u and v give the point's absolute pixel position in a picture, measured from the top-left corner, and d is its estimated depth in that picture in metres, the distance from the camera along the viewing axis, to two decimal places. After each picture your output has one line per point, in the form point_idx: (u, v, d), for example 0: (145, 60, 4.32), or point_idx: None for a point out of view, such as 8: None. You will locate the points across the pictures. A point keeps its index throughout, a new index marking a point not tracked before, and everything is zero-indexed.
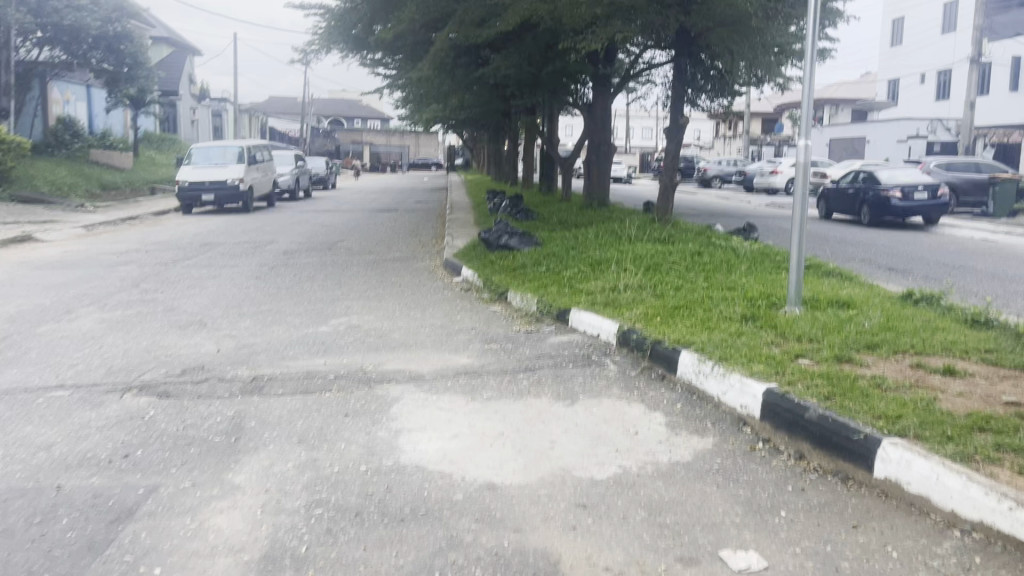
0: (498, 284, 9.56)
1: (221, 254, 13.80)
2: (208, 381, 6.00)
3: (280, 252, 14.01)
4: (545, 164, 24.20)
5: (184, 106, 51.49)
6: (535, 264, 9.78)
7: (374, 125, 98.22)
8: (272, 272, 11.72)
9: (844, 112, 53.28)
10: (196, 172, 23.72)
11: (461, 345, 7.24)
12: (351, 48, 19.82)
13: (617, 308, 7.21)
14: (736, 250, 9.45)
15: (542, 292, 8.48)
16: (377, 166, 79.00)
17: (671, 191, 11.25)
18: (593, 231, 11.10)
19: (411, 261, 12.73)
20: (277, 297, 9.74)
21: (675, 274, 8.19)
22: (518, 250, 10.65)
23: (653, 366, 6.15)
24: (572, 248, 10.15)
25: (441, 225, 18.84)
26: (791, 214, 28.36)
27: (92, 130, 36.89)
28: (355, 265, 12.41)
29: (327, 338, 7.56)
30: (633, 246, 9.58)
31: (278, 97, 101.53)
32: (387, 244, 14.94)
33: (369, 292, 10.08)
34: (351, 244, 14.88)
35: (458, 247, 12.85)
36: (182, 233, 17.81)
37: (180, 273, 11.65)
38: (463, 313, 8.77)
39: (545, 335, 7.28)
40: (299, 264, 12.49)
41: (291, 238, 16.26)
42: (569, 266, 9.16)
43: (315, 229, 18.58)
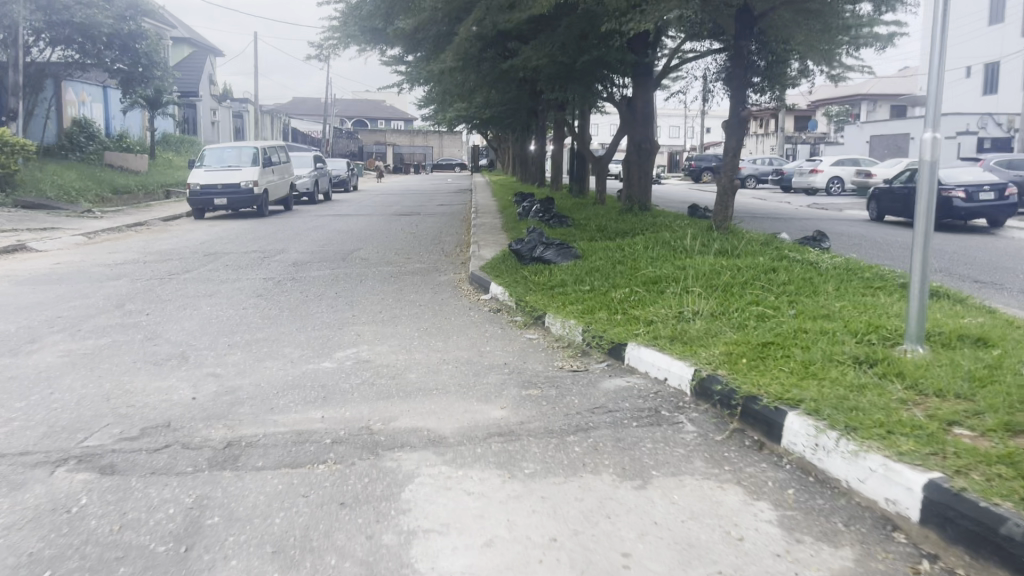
0: (533, 305, 8.16)
1: (225, 266, 12.55)
2: (168, 449, 4.65)
3: (289, 263, 12.70)
4: (577, 165, 22.76)
5: (204, 107, 50.62)
6: (576, 281, 8.37)
7: (398, 126, 97.32)
8: (277, 289, 10.42)
9: (883, 109, 51.25)
10: (208, 175, 22.55)
11: (491, 389, 5.82)
12: (370, 42, 18.54)
13: (686, 343, 5.78)
14: (816, 267, 7.98)
15: (589, 318, 7.06)
16: (400, 167, 77.91)
17: (730, 194, 9.78)
18: (640, 242, 9.67)
19: (433, 275, 11.36)
20: (277, 321, 8.40)
21: (752, 298, 6.74)
22: (556, 264, 9.24)
23: (744, 430, 4.71)
24: (619, 262, 8.74)
25: (465, 231, 17.49)
26: (836, 215, 26.67)
27: (108, 132, 36.00)
28: (371, 280, 11.05)
29: (328, 380, 6.19)
30: (694, 262, 8.14)
31: (301, 99, 101.10)
32: (407, 254, 13.59)
33: (383, 314, 8.71)
34: (368, 254, 13.55)
35: (484, 258, 11.47)
36: (190, 241, 16.63)
37: (174, 290, 10.36)
38: (493, 343, 7.39)
39: (597, 378, 5.86)
40: (308, 278, 11.17)
41: (304, 247, 14.98)
42: (619, 286, 7.74)
43: (331, 236, 17.31)
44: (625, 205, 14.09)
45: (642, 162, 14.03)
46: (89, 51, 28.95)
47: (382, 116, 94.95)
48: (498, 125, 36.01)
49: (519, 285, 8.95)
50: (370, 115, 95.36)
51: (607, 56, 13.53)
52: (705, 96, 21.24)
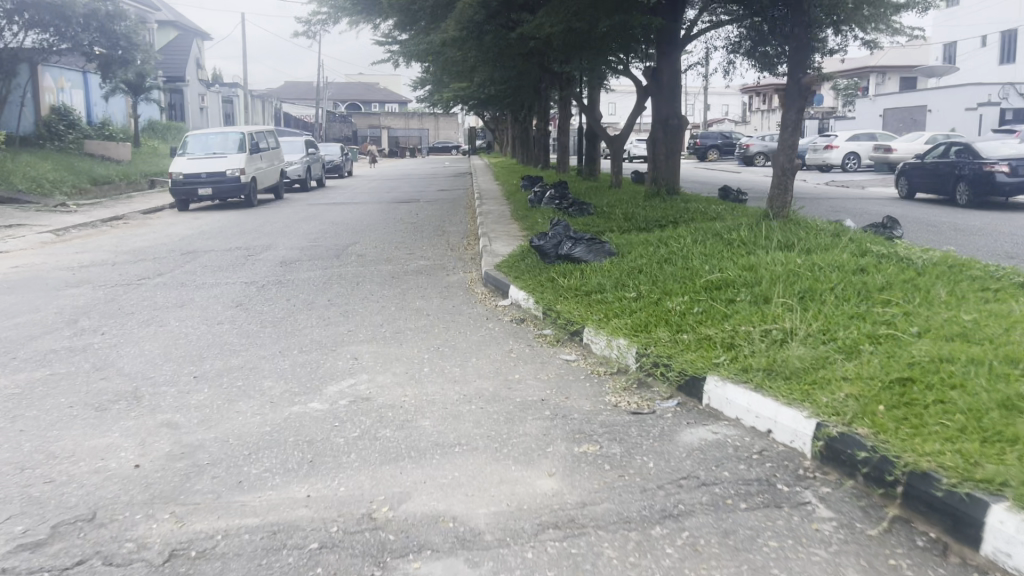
0: (568, 315, 6.73)
1: (204, 267, 11.08)
2: (83, 567, 3.22)
3: (276, 263, 11.26)
4: (587, 146, 21.25)
5: (192, 92, 48.88)
6: (618, 284, 6.95)
7: (393, 109, 95.59)
8: (261, 295, 8.98)
9: (893, 81, 49.70)
10: (192, 163, 20.99)
11: (531, 444, 4.39)
12: (363, 15, 16.95)
13: (791, 379, 4.37)
14: (911, 263, 6.55)
15: (645, 336, 5.65)
16: (396, 150, 76.20)
17: (789, 175, 8.31)
18: (686, 235, 8.24)
19: (440, 275, 9.94)
20: (257, 341, 6.97)
21: (854, 310, 5.31)
22: (588, 264, 7.82)
23: (911, 519, 3.29)
24: (667, 260, 7.32)
25: (470, 220, 16.03)
26: (860, 193, 25.21)
27: (90, 119, 34.38)
28: (370, 282, 9.60)
29: (318, 430, 4.77)
30: (761, 261, 6.71)
31: (293, 84, 99.21)
32: (410, 249, 12.12)
33: (384, 329, 7.26)
34: (366, 250, 12.09)
35: (498, 254, 10.04)
36: (170, 236, 15.16)
37: (140, 300, 8.92)
38: (522, 368, 5.98)
39: (670, 427, 4.44)
40: (297, 282, 9.73)
41: (294, 242, 13.50)
42: (675, 293, 6.32)
43: (323, 227, 15.85)
44: (650, 188, 12.63)
45: (670, 141, 12.55)
46: (65, 34, 27.32)
47: (376, 99, 93.01)
48: (498, 106, 34.37)
49: (546, 289, 7.54)
50: (364, 98, 93.38)
51: (632, 25, 11.99)
52: (725, 69, 19.73)
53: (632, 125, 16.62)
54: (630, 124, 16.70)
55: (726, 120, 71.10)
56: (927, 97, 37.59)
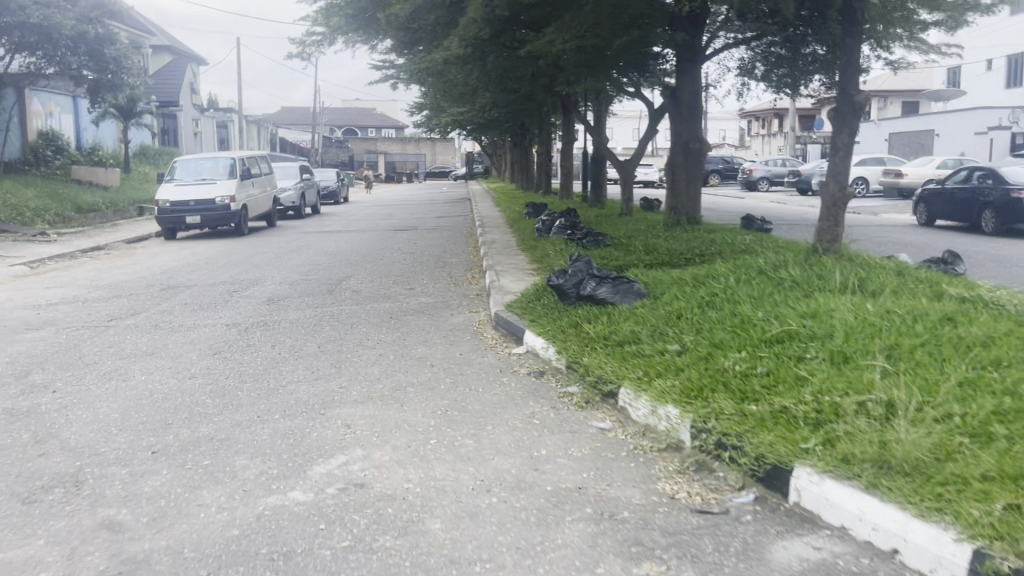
0: (599, 370, 5.73)
1: (182, 306, 10.05)
2: None
3: (263, 300, 10.26)
4: (592, 171, 20.34)
5: (185, 117, 48.08)
6: (655, 332, 5.97)
7: (389, 134, 95.14)
8: (243, 341, 7.96)
9: (895, 105, 49.22)
10: (179, 190, 20.02)
11: (576, 564, 3.35)
12: (359, 34, 16.11)
13: (913, 476, 3.38)
14: (1003, 311, 5.55)
15: (701, 403, 4.65)
16: (393, 175, 75.42)
17: (840, 205, 7.34)
18: (724, 272, 7.25)
19: (443, 315, 8.95)
20: (234, 401, 5.97)
21: (961, 374, 4.32)
22: (615, 306, 6.83)
23: None
24: (709, 303, 6.34)
25: (473, 250, 15.07)
26: (874, 218, 24.30)
27: (79, 145, 33.48)
28: (366, 324, 8.59)
29: (299, 536, 3.74)
30: (825, 307, 5.74)
31: (290, 109, 98.87)
32: (410, 284, 11.13)
33: (382, 386, 6.24)
34: (362, 286, 11.08)
35: (507, 291, 9.07)
36: (152, 269, 14.15)
37: (107, 346, 7.90)
38: (548, 440, 4.97)
39: (756, 539, 3.43)
40: (284, 324, 8.73)
41: (284, 275, 12.49)
42: (728, 348, 5.34)
43: (316, 258, 14.87)
44: (668, 218, 11.69)
45: (690, 166, 11.61)
46: (52, 57, 26.44)
47: (372, 124, 92.48)
48: (497, 130, 33.53)
49: (569, 336, 6.54)
50: (360, 123, 92.86)
51: (649, 41, 11.07)
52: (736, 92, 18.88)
53: (643, 150, 15.72)
54: (642, 148, 15.79)
55: (726, 145, 70.53)
56: (935, 120, 36.90)
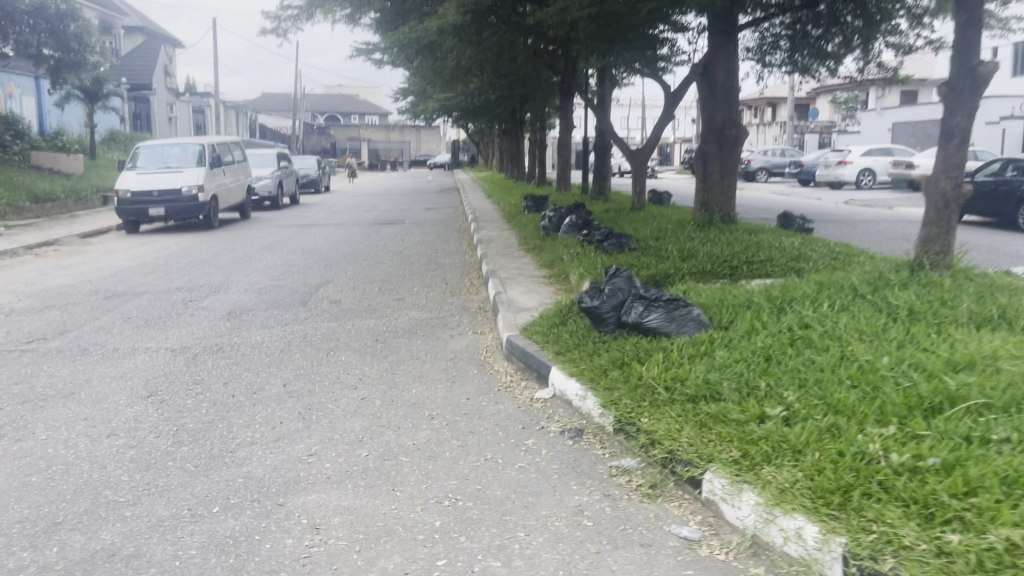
0: (669, 437, 4.13)
1: (124, 320, 8.35)
2: None
3: (224, 315, 8.56)
4: (595, 161, 18.72)
5: (159, 101, 45.98)
6: (741, 383, 4.40)
7: (373, 121, 93.12)
8: (189, 374, 6.27)
9: (895, 95, 48.08)
10: (141, 178, 18.16)
11: None
12: (342, 6, 14.40)
13: None
14: None
15: (855, 518, 3.06)
16: (376, 163, 73.58)
17: (949, 210, 5.79)
18: (804, 292, 5.69)
19: (439, 337, 7.33)
20: (160, 480, 4.30)
21: None
22: (673, 339, 5.23)
23: None
24: (804, 341, 4.78)
25: (469, 249, 13.44)
26: (891, 213, 22.85)
27: (42, 129, 31.47)
28: (345, 350, 6.94)
29: None
30: (978, 351, 4.22)
31: (270, 95, 96.61)
32: (400, 294, 9.48)
33: (365, 454, 4.58)
34: (344, 295, 9.42)
35: (519, 307, 7.46)
36: (102, 268, 12.39)
37: (14, 381, 6.18)
38: (611, 563, 3.35)
39: None
40: (245, 348, 7.07)
41: (251, 279, 10.81)
42: (860, 417, 3.78)
43: (290, 257, 13.16)
44: (699, 216, 10.14)
45: (724, 155, 10.00)
46: (9, 34, 24.53)
47: (355, 110, 90.44)
48: (487, 116, 31.82)
49: (614, 383, 4.93)
50: (343, 110, 90.81)
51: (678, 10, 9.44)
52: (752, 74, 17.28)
53: (657, 138, 14.10)
54: (655, 136, 14.17)
55: None
56: None
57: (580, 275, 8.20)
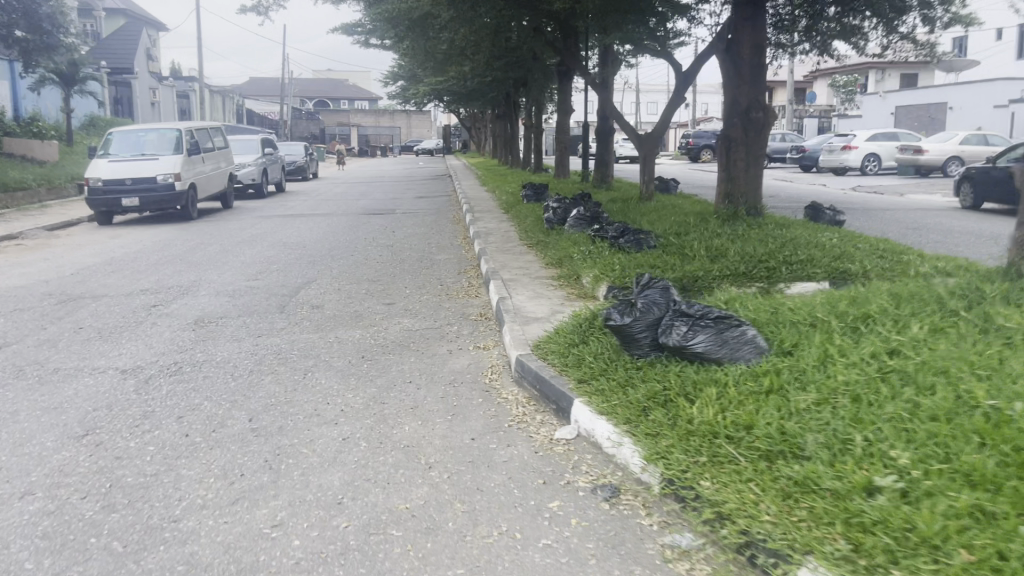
0: (744, 510, 3.15)
1: (75, 331, 7.31)
2: None
3: (190, 323, 7.52)
4: (597, 147, 17.69)
5: (142, 86, 44.62)
6: (828, 434, 3.43)
7: (363, 106, 91.73)
8: (138, 404, 5.24)
9: (894, 77, 47.27)
10: (114, 166, 17.01)
11: None
12: None
13: None
14: None
15: None
16: (366, 149, 72.38)
17: None
18: (879, 306, 4.71)
19: (437, 351, 6.35)
20: (77, 569, 3.27)
21: None
22: (729, 369, 4.25)
23: None
24: (898, 374, 3.82)
25: (465, 244, 12.44)
26: (903, 199, 21.97)
27: (16, 114, 30.14)
28: (325, 370, 5.92)
29: None
30: None
31: (258, 80, 94.98)
32: (390, 297, 8.46)
33: (344, 526, 3.58)
34: (327, 300, 8.39)
35: (527, 317, 6.46)
36: (64, 266, 11.32)
37: None
38: None
39: None
40: (209, 368, 6.04)
41: (226, 279, 9.75)
42: (1012, 494, 2.80)
43: (271, 252, 12.11)
44: (722, 208, 9.16)
45: (752, 141, 9.00)
46: None
47: (345, 95, 88.96)
48: (480, 100, 30.74)
49: (657, 425, 3.96)
50: (332, 95, 89.41)
51: None
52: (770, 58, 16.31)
53: (668, 122, 13.08)
54: (665, 121, 13.15)
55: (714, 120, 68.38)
56: (948, 92, 35.29)
57: (596, 279, 7.21)
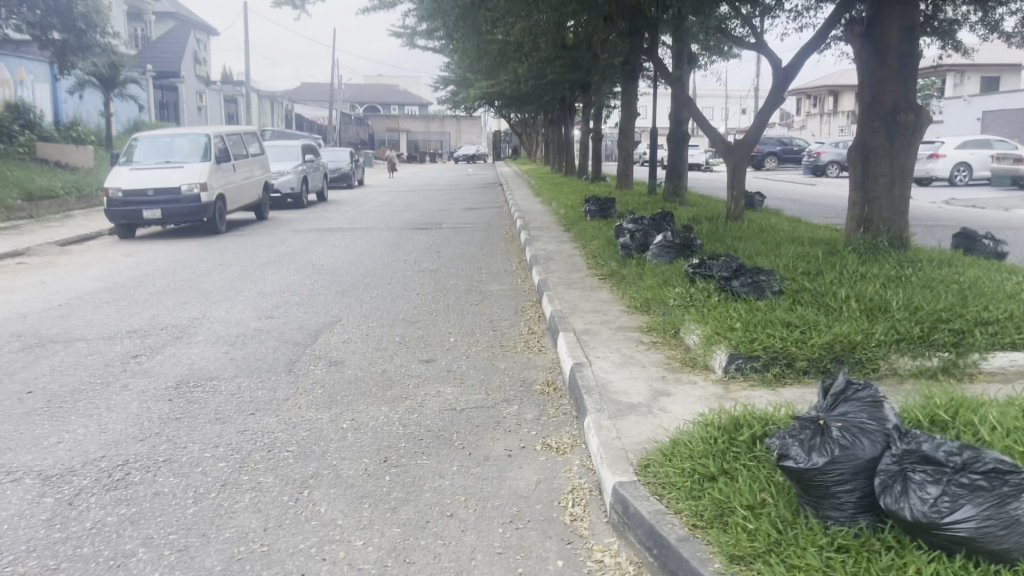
0: None
1: (20, 398, 5.61)
2: None
3: (169, 389, 5.79)
4: (669, 156, 15.73)
5: (189, 91, 43.88)
6: None
7: (412, 111, 90.86)
8: (38, 554, 3.45)
9: (974, 81, 44.29)
10: (138, 175, 15.57)
11: None
12: None
13: None
14: None
15: None
16: (414, 155, 71.19)
17: None
18: None
19: (489, 451, 4.49)
20: None
21: None
22: None
23: None
24: None
25: (522, 270, 10.61)
26: (1010, 215, 19.49)
27: (55, 118, 29.21)
28: (328, 487, 4.07)
29: None
30: None
31: (310, 86, 94.89)
32: (427, 351, 6.62)
33: None
34: (349, 355, 6.57)
35: (618, 404, 4.57)
36: (58, 292, 9.78)
37: None
38: None
39: None
40: (169, 473, 4.27)
41: (233, 318, 8.04)
42: None
43: (294, 279, 10.40)
44: (856, 238, 7.13)
45: (897, 152, 6.94)
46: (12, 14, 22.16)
47: (394, 101, 88.23)
48: (534, 104, 28.94)
49: None
50: (383, 100, 88.81)
51: None
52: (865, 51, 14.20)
53: (763, 128, 11.08)
54: (759, 127, 11.16)
55: (774, 126, 65.63)
56: None
57: (709, 339, 5.29)
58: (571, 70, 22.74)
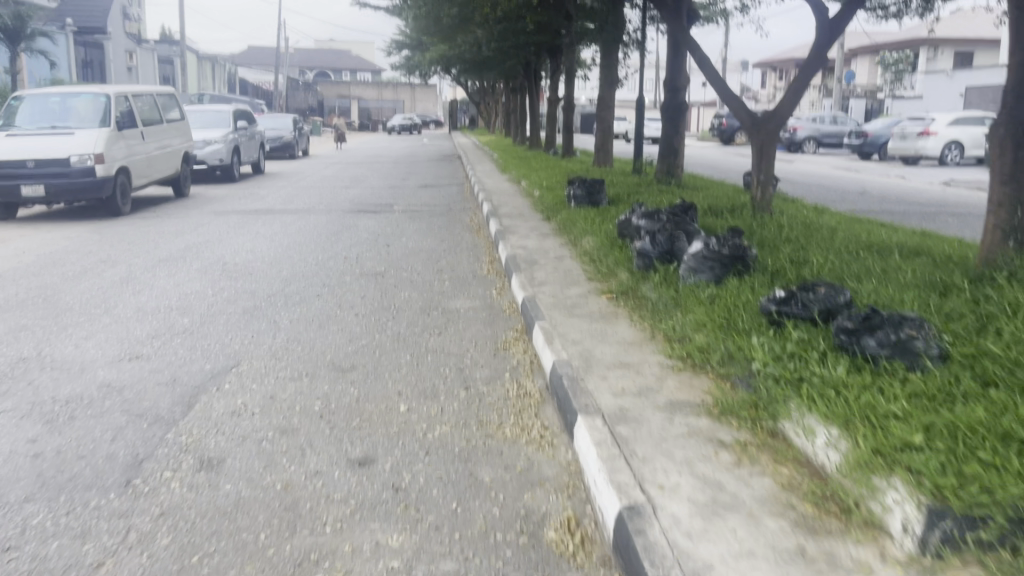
0: None
1: None
2: None
3: None
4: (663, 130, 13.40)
5: (117, 49, 40.06)
6: None
7: (365, 77, 86.95)
8: None
9: (946, 56, 42.81)
10: (16, 142, 12.70)
11: None
12: None
13: None
14: None
15: None
16: (367, 124, 67.82)
17: None
18: None
19: None
20: None
21: None
22: None
23: None
24: None
25: (498, 275, 8.19)
26: None
27: None
28: None
29: None
30: None
31: (257, 49, 90.24)
32: (362, 439, 4.15)
33: None
34: (233, 448, 4.06)
35: None
36: None
37: None
38: None
39: None
40: None
41: (80, 361, 5.45)
42: None
43: (194, 286, 7.81)
44: (1006, 255, 5.32)
45: None
46: None
47: (347, 66, 84.31)
48: (495, 70, 26.31)
49: None
50: (333, 65, 84.87)
51: None
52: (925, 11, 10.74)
53: (799, 97, 8.80)
54: (794, 97, 8.86)
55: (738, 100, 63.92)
56: None
57: (868, 465, 2.94)
58: (540, 32, 20.17)
